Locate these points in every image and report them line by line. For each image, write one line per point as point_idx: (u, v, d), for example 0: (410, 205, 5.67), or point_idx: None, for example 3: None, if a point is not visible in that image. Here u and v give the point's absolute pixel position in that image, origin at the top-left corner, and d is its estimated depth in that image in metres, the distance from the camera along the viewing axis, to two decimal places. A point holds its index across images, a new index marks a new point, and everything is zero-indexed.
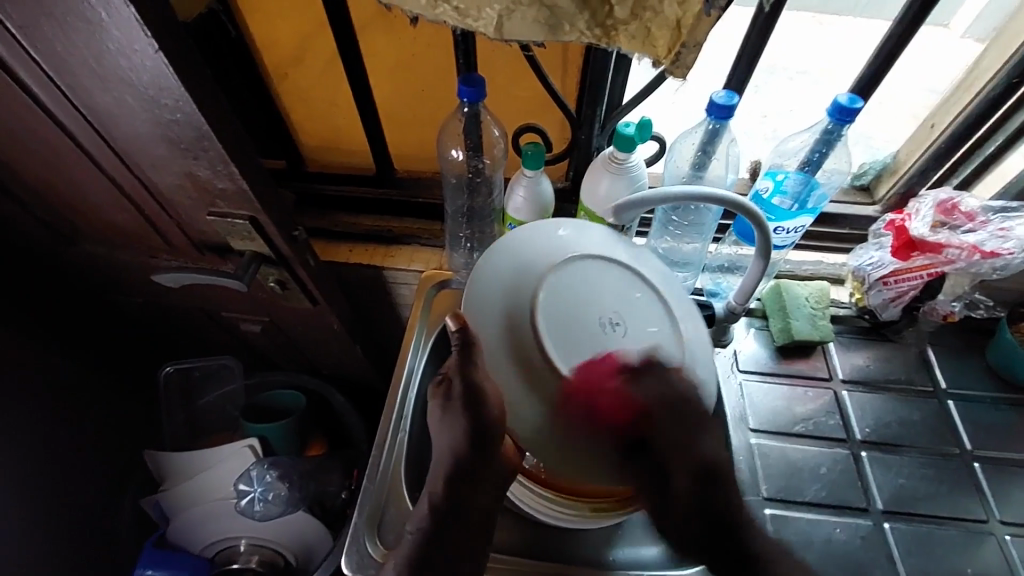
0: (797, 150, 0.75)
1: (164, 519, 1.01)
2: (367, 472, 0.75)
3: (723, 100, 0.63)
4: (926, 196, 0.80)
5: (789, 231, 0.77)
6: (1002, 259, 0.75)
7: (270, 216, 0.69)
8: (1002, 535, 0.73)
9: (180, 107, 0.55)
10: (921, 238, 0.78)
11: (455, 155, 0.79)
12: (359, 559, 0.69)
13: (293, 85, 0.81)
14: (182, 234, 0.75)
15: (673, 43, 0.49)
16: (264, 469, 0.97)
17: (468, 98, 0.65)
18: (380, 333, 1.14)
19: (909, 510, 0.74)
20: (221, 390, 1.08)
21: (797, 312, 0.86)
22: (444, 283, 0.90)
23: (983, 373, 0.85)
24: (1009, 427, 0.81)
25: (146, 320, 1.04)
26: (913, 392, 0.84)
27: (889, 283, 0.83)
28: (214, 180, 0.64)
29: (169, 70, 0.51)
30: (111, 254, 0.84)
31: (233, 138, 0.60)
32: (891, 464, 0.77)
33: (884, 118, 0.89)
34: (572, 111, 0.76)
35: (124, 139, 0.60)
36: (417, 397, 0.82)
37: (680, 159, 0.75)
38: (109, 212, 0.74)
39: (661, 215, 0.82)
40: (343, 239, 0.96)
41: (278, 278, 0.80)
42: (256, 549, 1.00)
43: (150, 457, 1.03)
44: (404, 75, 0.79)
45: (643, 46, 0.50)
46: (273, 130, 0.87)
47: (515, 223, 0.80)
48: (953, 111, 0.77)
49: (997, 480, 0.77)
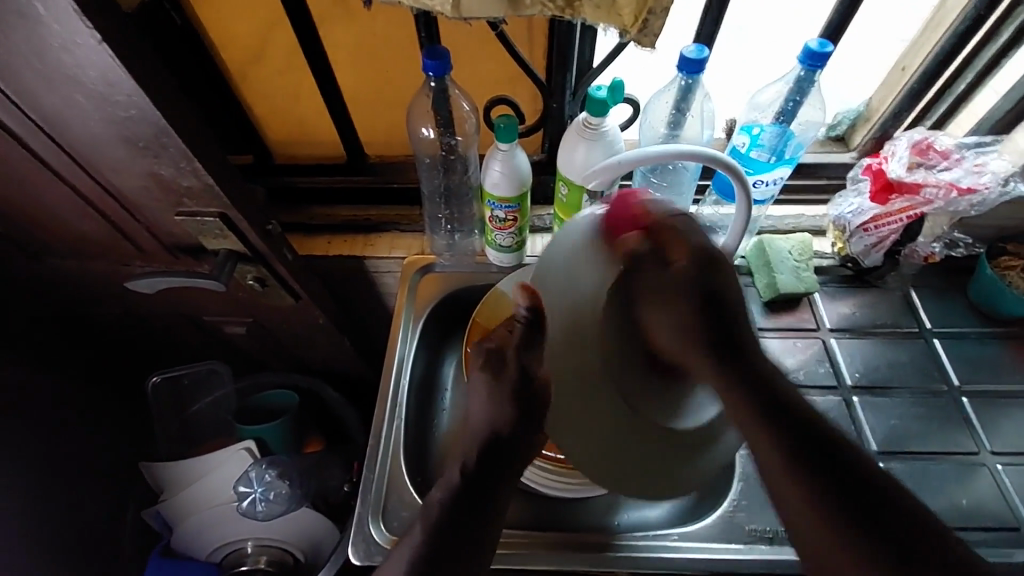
0: (772, 102, 0.73)
1: (167, 529, 1.01)
2: (367, 461, 0.75)
3: (694, 55, 0.63)
4: (900, 137, 0.80)
5: (767, 183, 0.77)
6: (979, 195, 0.76)
7: (242, 211, 0.67)
8: (993, 464, 0.75)
9: (133, 102, 0.52)
10: (899, 180, 0.79)
11: (426, 133, 0.76)
12: (366, 547, 0.69)
13: (252, 75, 0.78)
14: (153, 238, 0.73)
15: (639, 10, 0.49)
16: (263, 469, 0.96)
17: (433, 72, 0.63)
18: (368, 324, 1.13)
19: (901, 449, 0.76)
20: (212, 397, 1.06)
21: (781, 265, 0.86)
22: (428, 268, 0.89)
23: (965, 310, 0.87)
24: (994, 360, 0.83)
25: (126, 332, 1.01)
26: (899, 334, 0.85)
27: (870, 229, 0.83)
28: (178, 177, 0.61)
29: (117, 63, 0.49)
30: (82, 266, 0.82)
31: (194, 132, 0.58)
32: (882, 406, 0.79)
33: (855, 72, 0.86)
34: (542, 80, 0.74)
35: (77, 141, 0.58)
36: (410, 383, 0.82)
37: (654, 120, 0.73)
38: (72, 222, 0.71)
39: (639, 177, 0.81)
40: (321, 231, 0.94)
41: (257, 275, 0.78)
42: (263, 549, 0.99)
43: (147, 469, 1.02)
44: (366, 57, 0.76)
45: (609, 16, 0.50)
46: (236, 124, 0.84)
47: (493, 200, 0.79)
48: (922, 51, 0.77)
49: (985, 412, 0.79)
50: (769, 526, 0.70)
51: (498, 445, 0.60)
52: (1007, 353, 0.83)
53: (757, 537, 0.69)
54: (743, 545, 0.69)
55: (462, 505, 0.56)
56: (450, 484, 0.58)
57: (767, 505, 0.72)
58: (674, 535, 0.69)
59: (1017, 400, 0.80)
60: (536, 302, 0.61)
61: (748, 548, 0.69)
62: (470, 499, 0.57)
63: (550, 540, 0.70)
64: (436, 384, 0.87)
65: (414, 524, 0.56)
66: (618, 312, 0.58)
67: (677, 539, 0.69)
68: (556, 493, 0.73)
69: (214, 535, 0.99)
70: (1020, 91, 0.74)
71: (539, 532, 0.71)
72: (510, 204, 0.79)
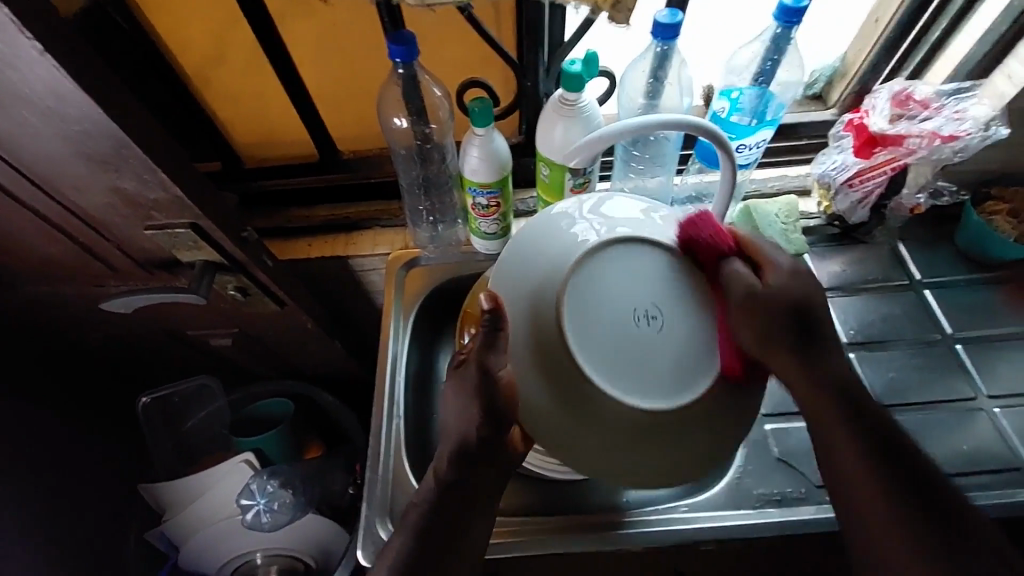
0: (748, 63, 0.72)
1: (173, 549, 1.00)
2: (369, 463, 0.74)
3: (668, 20, 0.61)
4: (881, 89, 0.79)
5: (750, 147, 0.76)
6: (961, 141, 0.75)
7: (215, 219, 0.64)
8: (991, 408, 0.75)
9: (86, 115, 0.49)
10: (882, 134, 0.78)
11: (399, 123, 0.74)
12: (377, 549, 0.68)
13: (212, 78, 0.74)
14: (124, 256, 0.70)
15: None
16: (264, 480, 0.95)
17: (400, 58, 0.61)
18: (358, 324, 1.11)
19: (902, 401, 0.76)
20: (206, 411, 1.04)
21: (769, 228, 0.85)
22: (414, 261, 0.88)
23: (954, 258, 0.87)
24: (986, 305, 0.83)
25: (110, 354, 0.98)
26: (890, 287, 0.85)
27: (854, 184, 0.83)
28: (143, 191, 0.59)
29: (63, 74, 0.46)
30: (54, 291, 0.78)
31: (155, 141, 0.55)
32: (879, 359, 0.79)
33: (829, 27, 0.85)
34: (513, 59, 0.71)
35: (30, 161, 0.54)
36: (406, 380, 0.81)
37: (632, 91, 0.71)
38: (36, 245, 0.68)
39: (620, 152, 0.79)
40: (300, 234, 0.91)
41: (238, 285, 0.76)
42: (273, 559, 0.98)
43: (145, 490, 0.99)
44: (329, 50, 0.73)
45: None
46: (200, 130, 0.80)
47: (474, 187, 0.77)
48: (894, 1, 0.76)
49: (980, 357, 0.79)
50: (776, 489, 0.71)
51: (471, 458, 0.58)
52: (997, 296, 0.84)
53: (765, 501, 0.70)
54: (753, 510, 0.69)
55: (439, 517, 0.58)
56: (427, 495, 0.59)
57: (773, 469, 0.72)
58: (683, 507, 0.69)
59: (1009, 342, 0.80)
60: (499, 306, 0.54)
61: (757, 513, 0.69)
62: (445, 510, 0.58)
63: (560, 523, 0.70)
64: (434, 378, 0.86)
65: (395, 538, 0.59)
66: (582, 305, 0.54)
67: (687, 511, 0.69)
68: (556, 476, 0.72)
69: (221, 550, 0.98)
70: (994, 33, 0.72)
71: (548, 517, 0.71)
72: (491, 189, 0.77)
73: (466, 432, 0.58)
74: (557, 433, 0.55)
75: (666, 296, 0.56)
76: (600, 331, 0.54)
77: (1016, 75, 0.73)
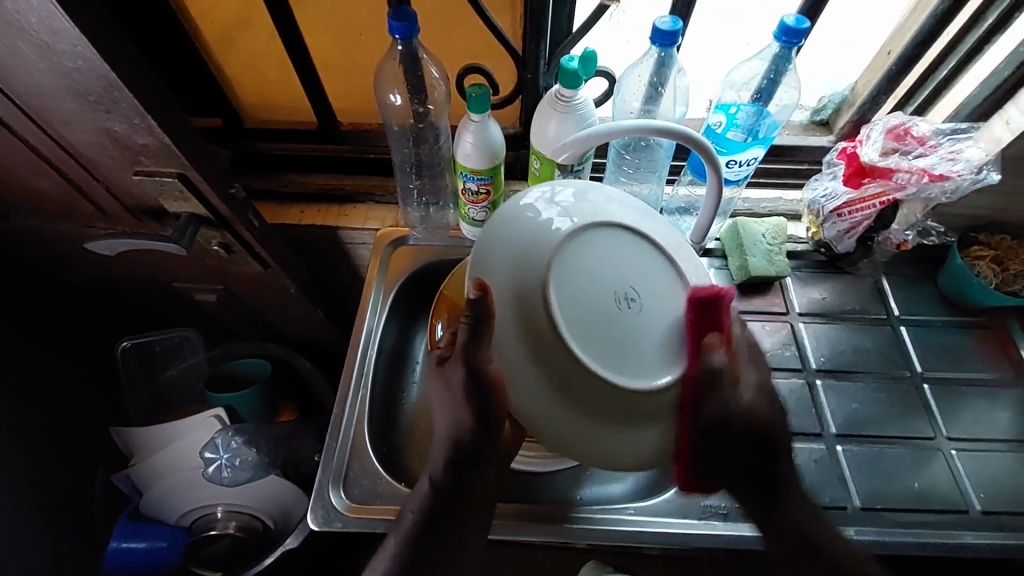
0: (747, 80, 0.73)
1: (136, 493, 1.02)
2: (329, 431, 0.75)
3: (668, 27, 0.61)
4: (877, 122, 0.79)
5: (741, 164, 0.76)
6: (951, 182, 0.75)
7: (202, 172, 0.65)
8: (948, 450, 0.76)
9: (79, 54, 0.51)
10: (871, 165, 0.79)
11: (394, 99, 0.74)
12: (325, 514, 0.69)
13: (220, 36, 0.76)
14: (114, 199, 0.71)
15: None
16: (230, 436, 0.97)
17: (399, 35, 0.62)
18: (341, 295, 1.12)
19: (860, 432, 0.77)
20: (184, 364, 1.05)
21: (753, 248, 0.86)
22: (401, 240, 0.89)
23: (934, 299, 0.87)
24: (959, 349, 0.83)
25: (98, 294, 1.00)
26: (867, 320, 0.85)
27: (843, 214, 0.82)
28: (133, 135, 0.60)
29: (58, 10, 0.46)
30: (47, 227, 0.80)
31: (147, 88, 0.56)
32: (844, 390, 0.80)
33: (842, 55, 0.85)
34: (517, 50, 0.73)
35: (27, 93, 0.56)
36: (378, 354, 0.82)
37: (628, 95, 0.72)
38: (29, 179, 0.69)
39: (613, 154, 0.80)
40: (293, 201, 0.92)
41: (222, 241, 0.77)
42: (233, 515, 0.99)
43: (115, 432, 1.01)
44: (339, 19, 0.74)
45: None
46: (203, 87, 0.81)
47: (466, 172, 0.77)
48: (905, 35, 0.76)
49: (945, 399, 0.80)
50: (723, 502, 0.71)
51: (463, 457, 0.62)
52: (970, 341, 0.84)
53: (711, 512, 0.70)
54: (698, 520, 0.70)
55: (426, 537, 0.60)
56: (423, 498, 0.61)
57: None
58: (630, 509, 0.70)
59: (977, 388, 0.81)
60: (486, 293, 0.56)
61: (702, 523, 0.70)
62: (440, 516, 0.61)
63: (523, 510, 0.70)
64: (407, 357, 0.87)
65: (388, 538, 0.61)
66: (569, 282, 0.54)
67: (633, 514, 0.70)
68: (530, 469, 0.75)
69: (186, 499, 0.99)
70: (998, 76, 0.72)
71: (518, 503, 0.72)
72: (482, 176, 0.77)
73: (459, 430, 0.62)
74: (554, 416, 0.55)
75: (643, 281, 0.57)
76: (593, 318, 0.54)
77: (1014, 122, 0.73)
